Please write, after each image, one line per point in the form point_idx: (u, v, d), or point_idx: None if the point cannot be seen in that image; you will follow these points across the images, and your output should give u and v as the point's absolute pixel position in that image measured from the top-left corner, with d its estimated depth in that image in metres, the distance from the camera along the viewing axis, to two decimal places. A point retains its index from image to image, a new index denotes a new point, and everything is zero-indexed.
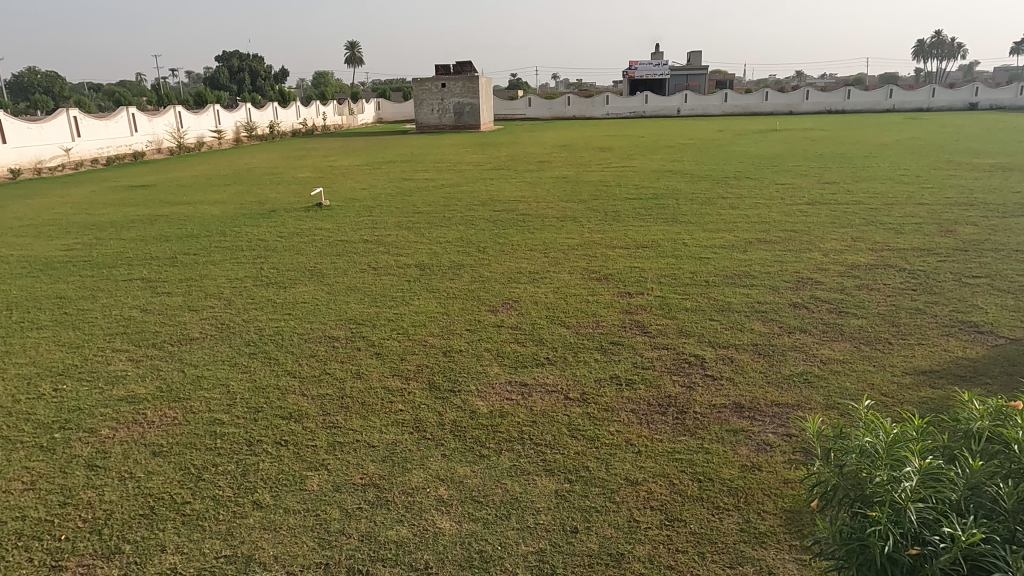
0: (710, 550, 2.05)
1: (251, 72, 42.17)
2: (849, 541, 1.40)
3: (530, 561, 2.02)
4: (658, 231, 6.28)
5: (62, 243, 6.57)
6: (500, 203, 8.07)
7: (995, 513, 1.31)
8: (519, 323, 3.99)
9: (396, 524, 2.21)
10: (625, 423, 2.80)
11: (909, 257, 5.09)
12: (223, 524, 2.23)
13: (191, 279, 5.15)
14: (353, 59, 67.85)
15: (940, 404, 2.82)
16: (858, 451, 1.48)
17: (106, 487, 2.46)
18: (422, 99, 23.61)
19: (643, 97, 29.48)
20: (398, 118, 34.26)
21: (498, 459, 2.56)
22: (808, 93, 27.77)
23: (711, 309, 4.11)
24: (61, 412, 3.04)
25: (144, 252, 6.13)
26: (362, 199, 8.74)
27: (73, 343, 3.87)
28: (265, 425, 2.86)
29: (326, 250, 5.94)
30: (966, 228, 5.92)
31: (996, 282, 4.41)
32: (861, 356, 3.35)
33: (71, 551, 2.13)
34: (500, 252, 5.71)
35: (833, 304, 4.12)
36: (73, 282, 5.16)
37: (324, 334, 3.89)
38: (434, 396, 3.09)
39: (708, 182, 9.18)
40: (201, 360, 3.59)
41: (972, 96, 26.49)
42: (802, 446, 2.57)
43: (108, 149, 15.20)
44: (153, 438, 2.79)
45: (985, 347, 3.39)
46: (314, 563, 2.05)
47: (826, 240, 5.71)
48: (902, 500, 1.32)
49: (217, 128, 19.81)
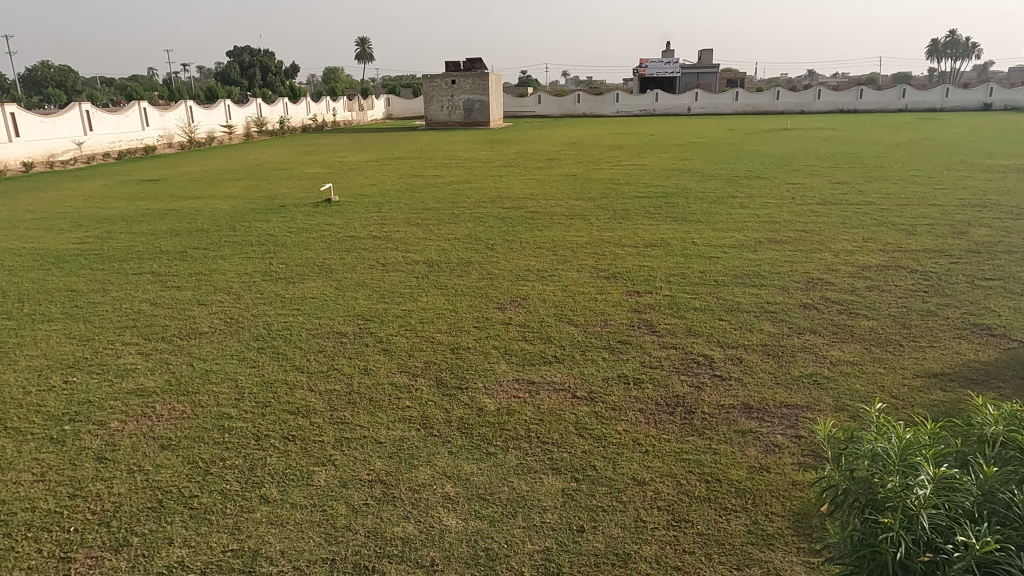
0: (718, 551, 2.05)
1: (260, 68, 42.38)
2: (860, 547, 1.38)
3: (534, 560, 2.02)
4: (666, 230, 6.26)
5: (74, 236, 6.62)
6: (509, 200, 8.08)
7: (1010, 520, 1.29)
8: (528, 321, 3.98)
9: (403, 520, 2.22)
10: (633, 423, 2.78)
11: (920, 258, 5.05)
12: (231, 518, 2.24)
13: (201, 273, 5.16)
14: (362, 56, 68.51)
15: (952, 407, 2.80)
16: (870, 456, 1.48)
17: (116, 479, 2.47)
18: (434, 95, 23.58)
19: (654, 95, 29.37)
20: (407, 115, 34.24)
21: (505, 457, 2.55)
22: (820, 91, 27.68)
23: (721, 309, 4.08)
24: (71, 404, 3.06)
25: (155, 245, 6.17)
26: (372, 195, 8.78)
27: (84, 335, 3.90)
28: (273, 420, 2.87)
29: (336, 245, 5.96)
30: (980, 229, 5.87)
31: (1010, 285, 4.36)
32: (872, 357, 3.33)
33: (80, 543, 2.14)
34: (510, 249, 5.71)
35: (845, 305, 4.09)
36: (84, 275, 5.19)
37: (332, 330, 3.89)
38: (441, 393, 3.09)
39: (718, 181, 9.11)
40: (211, 354, 3.61)
41: (986, 97, 26.27)
42: (812, 449, 2.55)
43: (119, 143, 15.27)
44: (162, 431, 2.81)
45: (997, 349, 3.37)
46: (321, 559, 2.05)
47: (837, 240, 5.68)
48: (915, 506, 1.31)
49: (227, 123, 19.93)
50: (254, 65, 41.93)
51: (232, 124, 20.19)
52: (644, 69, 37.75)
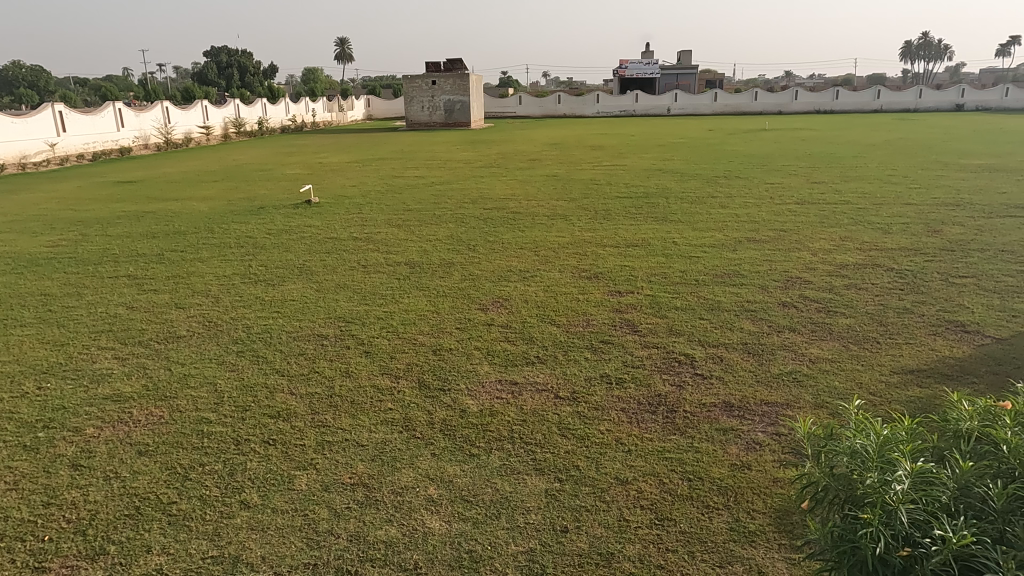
0: (700, 549, 2.06)
1: (239, 68, 41.90)
2: (841, 543, 1.40)
3: (519, 561, 2.01)
4: (648, 230, 6.29)
5: (48, 240, 6.48)
6: (491, 201, 8.06)
7: (984, 514, 1.32)
8: (509, 322, 3.98)
9: (386, 523, 2.20)
10: (615, 422, 2.79)
11: (897, 257, 5.12)
12: (210, 524, 2.21)
13: (179, 277, 5.08)
14: (342, 57, 68.29)
15: (928, 403, 2.85)
16: (849, 452, 1.49)
17: (92, 487, 2.42)
18: (414, 95, 23.44)
19: (634, 96, 29.55)
20: (388, 116, 34.06)
21: (488, 458, 2.55)
22: (797, 92, 28.03)
23: (702, 308, 4.10)
24: (44, 410, 3.00)
25: (131, 248, 6.06)
26: (353, 196, 8.72)
27: (58, 340, 3.82)
28: (254, 424, 2.83)
29: (316, 247, 5.89)
30: (954, 228, 5.98)
31: (983, 282, 4.45)
32: (850, 355, 3.37)
33: (54, 551, 2.10)
34: (491, 250, 5.70)
35: (822, 303, 4.14)
36: (58, 279, 5.09)
37: (313, 333, 3.85)
38: (424, 394, 3.08)
39: (698, 181, 9.18)
40: (189, 357, 3.56)
41: (959, 99, 26.79)
42: (793, 447, 2.58)
43: (94, 144, 15.00)
44: (139, 437, 2.75)
45: (972, 346, 3.43)
46: (303, 564, 2.03)
47: (816, 239, 5.75)
48: (894, 502, 1.33)
49: (205, 124, 19.67)
50: (233, 66, 41.47)
51: (209, 125, 19.93)
52: (624, 70, 38.05)
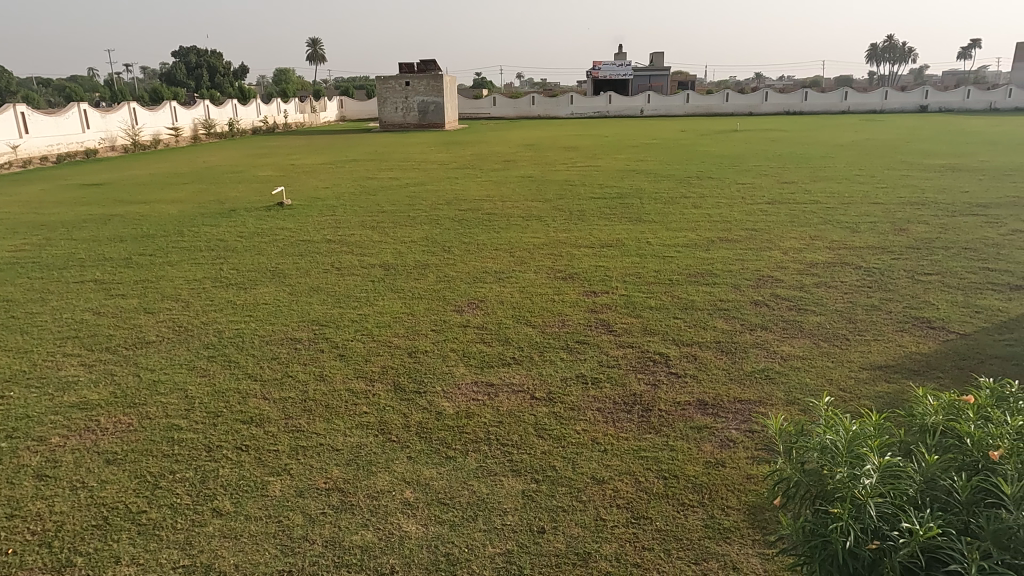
0: (676, 546, 2.07)
1: (209, 68, 41.20)
2: (812, 537, 1.42)
3: (496, 563, 2.01)
4: (622, 230, 6.33)
5: (10, 244, 6.29)
6: (466, 202, 8.04)
7: (950, 505, 1.35)
8: (485, 323, 3.97)
9: (362, 528, 2.18)
10: (591, 422, 2.81)
11: (865, 255, 5.23)
12: (181, 533, 2.16)
13: (147, 281, 4.97)
14: (314, 57, 67.60)
15: (895, 398, 2.92)
16: (819, 448, 1.51)
17: (57, 498, 2.35)
18: (388, 96, 23.29)
19: (608, 97, 29.75)
20: (362, 116, 33.78)
21: (464, 460, 2.54)
22: (768, 93, 28.48)
23: (676, 308, 4.14)
24: (7, 420, 2.91)
25: (98, 252, 5.91)
26: (326, 198, 8.63)
27: (22, 347, 3.71)
28: (226, 430, 2.78)
29: (289, 250, 5.82)
30: (920, 226, 6.13)
31: (947, 279, 4.57)
32: (820, 352, 3.43)
33: (19, 565, 2.04)
34: (466, 251, 5.68)
35: (793, 301, 4.21)
36: (21, 285, 4.94)
37: (286, 336, 3.80)
38: (399, 397, 3.05)
39: (672, 182, 9.27)
40: (158, 363, 3.48)
41: (922, 100, 27.44)
42: (766, 444, 2.61)
43: (58, 146, 14.61)
44: (107, 446, 2.69)
45: (937, 341, 3.52)
46: (277, 571, 2.00)
47: (786, 238, 5.84)
48: (863, 496, 1.35)
49: (174, 125, 19.30)
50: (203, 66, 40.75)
51: (179, 126, 19.56)
52: (598, 72, 38.29)
